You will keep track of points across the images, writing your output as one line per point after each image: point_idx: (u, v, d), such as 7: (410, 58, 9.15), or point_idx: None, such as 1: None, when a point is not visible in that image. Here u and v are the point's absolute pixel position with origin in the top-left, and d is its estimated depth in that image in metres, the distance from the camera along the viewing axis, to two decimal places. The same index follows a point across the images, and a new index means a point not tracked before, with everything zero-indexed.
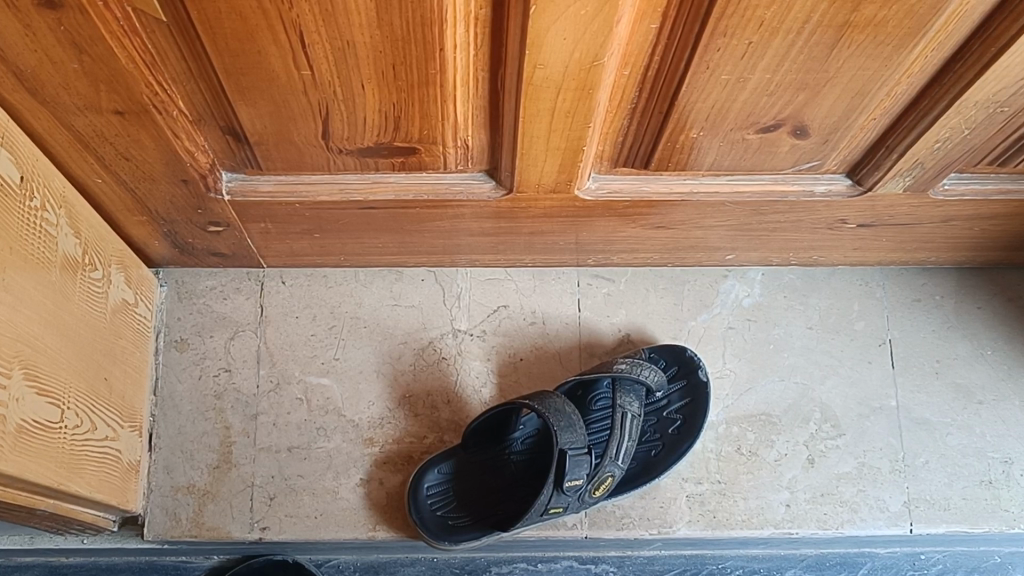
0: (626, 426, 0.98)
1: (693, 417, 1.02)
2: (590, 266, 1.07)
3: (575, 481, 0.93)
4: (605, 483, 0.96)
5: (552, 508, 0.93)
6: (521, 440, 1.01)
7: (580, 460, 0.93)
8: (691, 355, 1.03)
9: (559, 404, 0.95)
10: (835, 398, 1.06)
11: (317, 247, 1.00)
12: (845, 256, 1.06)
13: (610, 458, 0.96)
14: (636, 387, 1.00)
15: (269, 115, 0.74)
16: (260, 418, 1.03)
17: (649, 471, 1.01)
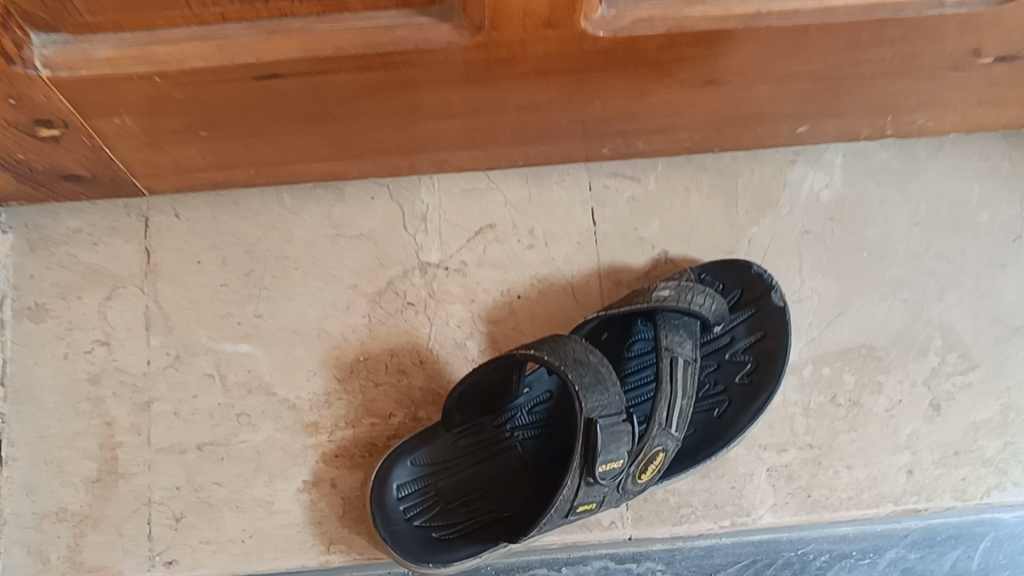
0: (680, 376, 0.67)
1: (770, 357, 0.72)
2: (605, 159, 0.77)
3: (613, 463, 0.63)
4: (656, 460, 0.66)
5: (581, 505, 0.64)
6: (527, 408, 0.71)
7: (618, 432, 0.63)
8: (758, 272, 0.73)
9: (580, 351, 0.65)
10: (961, 318, 0.76)
11: (213, 157, 0.69)
12: (962, 118, 0.75)
13: (661, 425, 0.66)
14: (687, 321, 0.69)
15: None
16: (156, 407, 0.73)
17: (715, 438, 0.71)
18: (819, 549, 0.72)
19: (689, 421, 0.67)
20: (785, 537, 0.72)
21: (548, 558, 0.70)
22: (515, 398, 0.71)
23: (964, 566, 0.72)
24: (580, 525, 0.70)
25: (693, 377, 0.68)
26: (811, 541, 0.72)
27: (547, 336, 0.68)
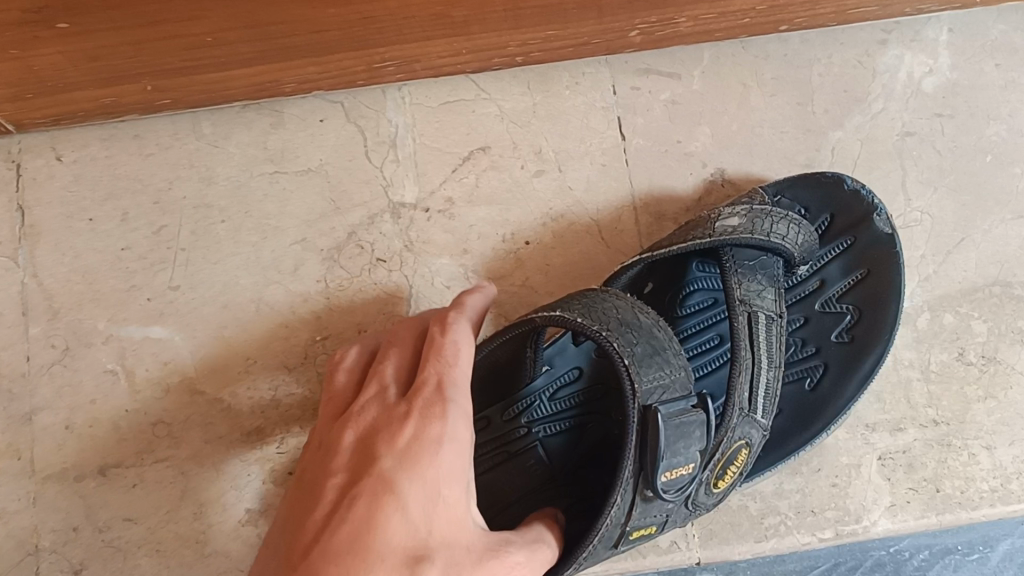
0: (762, 337, 0.48)
1: (876, 303, 0.53)
2: (632, 50, 0.57)
3: (682, 469, 0.44)
4: (738, 460, 0.47)
5: (635, 530, 0.44)
6: (548, 393, 0.52)
7: (686, 424, 0.43)
8: (854, 189, 0.54)
9: (627, 313, 0.45)
10: None
11: (88, 65, 0.49)
12: None
13: (741, 410, 0.46)
14: (765, 260, 0.50)
15: None
16: (40, 419, 0.53)
17: (811, 416, 0.52)
18: (915, 546, 0.54)
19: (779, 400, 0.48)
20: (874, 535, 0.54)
21: None
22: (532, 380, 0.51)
23: None
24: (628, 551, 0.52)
25: (778, 339, 0.49)
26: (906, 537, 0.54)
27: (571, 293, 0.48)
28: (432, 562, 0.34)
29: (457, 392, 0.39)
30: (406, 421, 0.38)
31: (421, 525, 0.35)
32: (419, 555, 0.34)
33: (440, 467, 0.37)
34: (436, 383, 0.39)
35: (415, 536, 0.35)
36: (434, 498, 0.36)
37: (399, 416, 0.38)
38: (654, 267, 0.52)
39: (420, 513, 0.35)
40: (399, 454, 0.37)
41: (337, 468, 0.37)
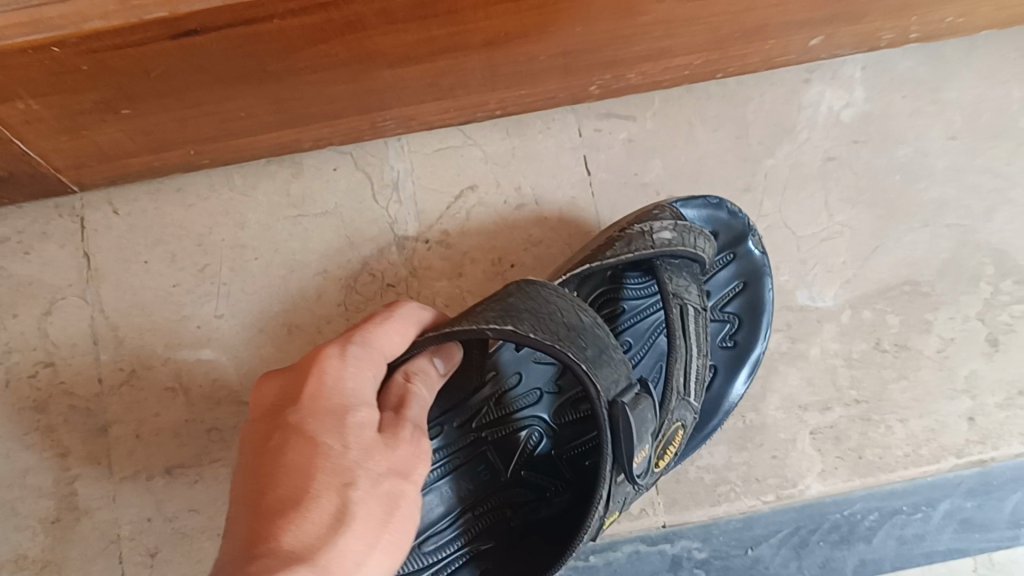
0: (691, 329, 0.58)
1: (754, 313, 0.64)
2: (593, 99, 0.67)
3: (644, 451, 0.51)
4: (677, 440, 0.57)
5: (609, 519, 0.53)
6: (495, 398, 0.58)
7: (647, 409, 0.51)
8: (731, 210, 0.64)
9: (570, 313, 0.50)
10: (1014, 240, 0.67)
11: (142, 137, 0.60)
12: (997, 10, 0.65)
13: (678, 395, 0.57)
14: (688, 265, 0.60)
15: None
16: (114, 431, 0.64)
17: (706, 415, 0.63)
18: (866, 509, 0.63)
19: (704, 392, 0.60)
20: (829, 500, 0.63)
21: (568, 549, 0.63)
22: (479, 389, 0.57)
23: None
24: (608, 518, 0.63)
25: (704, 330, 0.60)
26: (857, 498, 0.63)
27: (504, 287, 0.50)
28: (357, 491, 0.41)
29: (359, 346, 0.45)
30: (309, 372, 0.44)
31: (340, 458, 0.42)
32: (343, 485, 0.41)
33: (346, 403, 0.43)
34: (340, 342, 0.45)
35: (336, 473, 0.41)
36: (347, 430, 0.43)
37: (304, 371, 0.44)
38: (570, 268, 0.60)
39: (335, 446, 0.42)
40: (306, 401, 0.43)
41: (260, 426, 0.44)
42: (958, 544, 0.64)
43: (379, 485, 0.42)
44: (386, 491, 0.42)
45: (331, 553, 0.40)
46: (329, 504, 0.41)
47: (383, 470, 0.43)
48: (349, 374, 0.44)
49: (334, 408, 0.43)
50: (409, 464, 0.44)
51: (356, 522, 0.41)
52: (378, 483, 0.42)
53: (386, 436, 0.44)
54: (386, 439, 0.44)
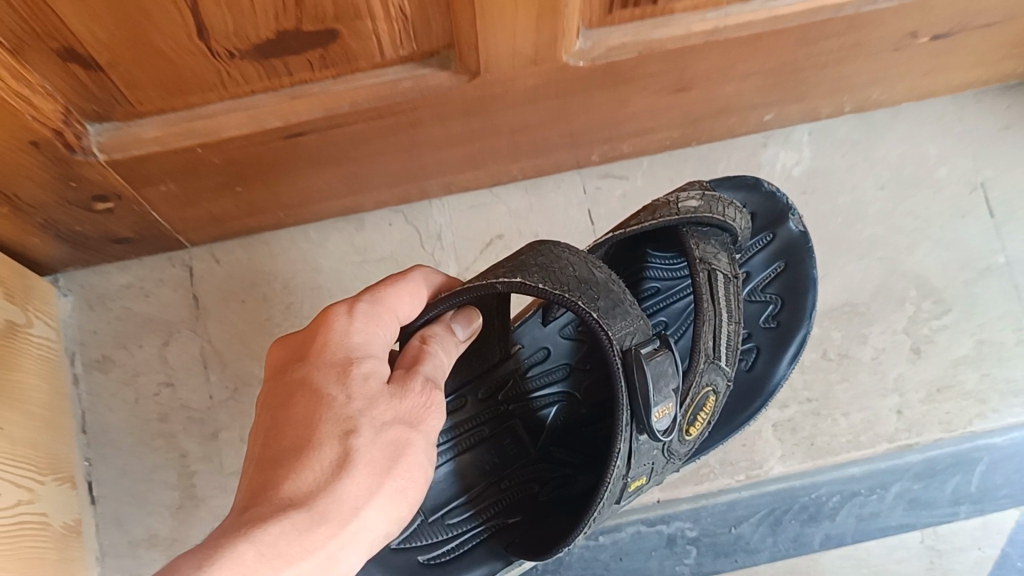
0: (719, 291, 0.68)
1: (795, 297, 0.78)
2: (594, 164, 0.85)
3: (665, 408, 0.60)
4: (709, 404, 0.67)
5: (633, 481, 0.63)
6: (524, 371, 0.72)
7: (665, 367, 0.59)
8: (768, 190, 0.78)
9: (583, 270, 0.60)
10: (932, 268, 0.84)
11: (245, 205, 0.77)
12: (911, 88, 0.83)
13: (707, 356, 0.66)
14: (717, 233, 0.70)
15: (109, 15, 0.51)
16: (222, 435, 0.81)
17: (752, 393, 0.76)
18: (831, 492, 0.82)
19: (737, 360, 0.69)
20: (798, 486, 0.81)
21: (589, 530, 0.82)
22: (503, 363, 0.71)
23: (965, 489, 0.82)
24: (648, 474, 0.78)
25: (729, 295, 0.69)
26: (822, 485, 0.81)
27: (521, 249, 0.62)
28: (358, 437, 0.53)
29: (368, 307, 0.56)
30: (323, 330, 0.55)
31: (344, 407, 0.53)
32: (346, 431, 0.52)
33: (352, 355, 0.54)
34: (349, 305, 0.56)
35: (338, 420, 0.53)
36: (352, 382, 0.54)
37: (319, 330, 0.55)
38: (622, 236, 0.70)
39: (341, 396, 0.53)
40: (320, 354, 0.54)
41: (282, 376, 0.55)
42: (908, 519, 0.82)
43: (380, 431, 0.54)
44: (387, 438, 0.54)
45: (332, 490, 0.51)
46: (332, 446, 0.52)
47: (385, 419, 0.54)
48: (356, 335, 0.55)
49: (340, 363, 0.54)
50: (414, 413, 0.56)
51: (357, 463, 0.52)
52: (378, 430, 0.54)
53: (390, 386, 0.55)
54: (388, 389, 0.55)
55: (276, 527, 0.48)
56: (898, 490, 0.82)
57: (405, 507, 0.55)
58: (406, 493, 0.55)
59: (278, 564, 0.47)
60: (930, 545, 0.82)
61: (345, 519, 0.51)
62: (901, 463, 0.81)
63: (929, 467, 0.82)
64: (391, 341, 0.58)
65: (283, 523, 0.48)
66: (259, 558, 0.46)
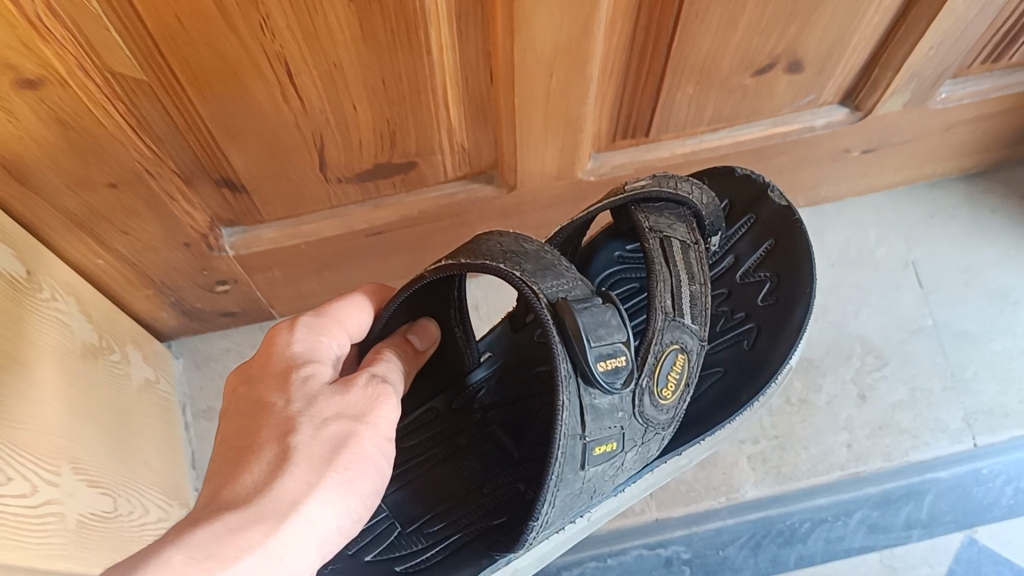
0: (675, 255, 0.73)
1: (786, 268, 0.84)
2: None
3: (611, 357, 0.62)
4: (677, 362, 0.69)
5: (600, 445, 0.64)
6: (495, 378, 0.79)
7: (599, 315, 0.62)
8: (746, 175, 0.88)
9: (512, 245, 0.66)
10: (873, 329, 1.04)
11: (327, 286, 0.98)
12: (852, 188, 1.05)
13: (666, 316, 0.69)
14: (675, 210, 0.77)
15: (263, 157, 0.72)
16: None
17: (756, 367, 0.81)
18: (802, 519, 0.98)
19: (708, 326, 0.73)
20: (774, 513, 0.98)
21: (596, 553, 0.98)
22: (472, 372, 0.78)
23: (916, 515, 0.97)
24: (654, 467, 0.76)
25: (688, 261, 0.74)
26: (794, 513, 0.98)
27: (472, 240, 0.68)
28: (297, 435, 0.59)
29: (307, 322, 0.65)
30: (271, 345, 0.64)
31: (283, 410, 0.60)
32: (285, 432, 0.59)
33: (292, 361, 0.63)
34: (292, 321, 0.65)
35: (280, 422, 0.60)
36: (292, 385, 0.61)
37: (268, 346, 0.64)
38: (581, 229, 0.76)
39: (279, 400, 0.61)
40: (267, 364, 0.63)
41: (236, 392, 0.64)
42: (869, 542, 0.97)
43: (321, 428, 0.60)
44: (327, 433, 0.60)
45: (270, 489, 0.57)
46: (270, 449, 0.59)
47: (326, 415, 0.60)
48: (298, 345, 0.63)
49: (281, 371, 0.62)
50: (360, 408, 0.62)
51: (297, 459, 0.58)
52: (318, 428, 0.59)
53: (332, 383, 0.62)
54: (329, 388, 0.61)
55: (210, 530, 0.53)
56: (860, 516, 0.98)
57: (357, 501, 0.61)
58: (353, 488, 0.60)
59: (210, 565, 0.51)
60: (887, 563, 0.96)
61: (283, 515, 0.56)
62: (861, 492, 0.98)
63: (886, 496, 0.98)
64: (340, 348, 0.66)
65: (216, 527, 0.53)
66: (188, 561, 0.50)
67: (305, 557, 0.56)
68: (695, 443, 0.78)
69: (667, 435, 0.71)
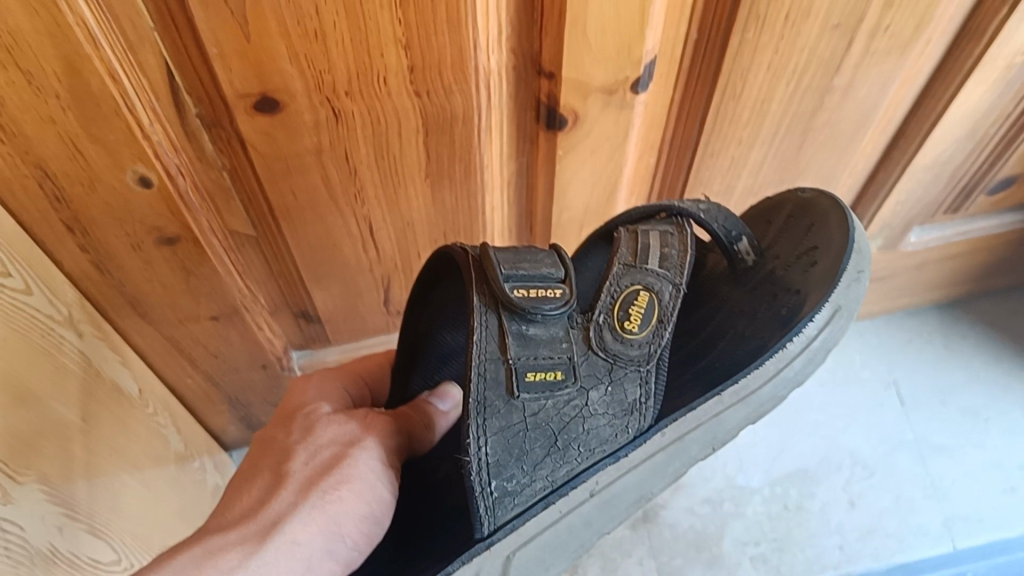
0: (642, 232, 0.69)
1: (826, 232, 0.70)
2: None
3: (530, 288, 0.60)
4: (640, 300, 0.64)
5: (539, 372, 0.60)
6: None
7: (524, 254, 0.62)
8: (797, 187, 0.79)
9: None
10: (860, 443, 1.17)
11: None
12: None
13: (625, 265, 0.65)
14: None
15: (339, 295, 0.86)
16: None
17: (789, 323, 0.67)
18: None
19: (686, 271, 0.66)
20: None
21: None
22: None
23: None
24: (661, 429, 0.64)
25: (662, 242, 0.67)
26: None
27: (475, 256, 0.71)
28: (292, 462, 0.63)
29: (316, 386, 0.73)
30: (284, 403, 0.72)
31: (285, 439, 0.66)
32: (281, 457, 0.64)
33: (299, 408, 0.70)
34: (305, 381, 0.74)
35: (280, 450, 0.65)
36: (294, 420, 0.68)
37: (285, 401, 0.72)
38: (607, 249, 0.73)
39: (282, 433, 0.67)
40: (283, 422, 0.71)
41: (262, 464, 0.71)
42: None
43: (313, 454, 0.64)
44: (321, 457, 0.64)
45: (260, 512, 0.60)
46: (263, 476, 0.63)
47: (321, 443, 0.65)
48: (310, 393, 0.72)
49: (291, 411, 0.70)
50: (355, 435, 0.66)
51: (289, 480, 0.62)
52: (312, 452, 0.64)
53: (333, 416, 0.68)
54: (329, 418, 0.67)
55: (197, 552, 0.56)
56: None
57: (345, 524, 0.62)
58: (345, 509, 0.62)
59: None
60: None
61: (268, 534, 0.58)
62: None
63: None
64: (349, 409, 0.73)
65: (194, 551, 0.55)
66: None
67: (291, 574, 0.58)
68: (713, 399, 0.65)
69: (653, 381, 0.63)
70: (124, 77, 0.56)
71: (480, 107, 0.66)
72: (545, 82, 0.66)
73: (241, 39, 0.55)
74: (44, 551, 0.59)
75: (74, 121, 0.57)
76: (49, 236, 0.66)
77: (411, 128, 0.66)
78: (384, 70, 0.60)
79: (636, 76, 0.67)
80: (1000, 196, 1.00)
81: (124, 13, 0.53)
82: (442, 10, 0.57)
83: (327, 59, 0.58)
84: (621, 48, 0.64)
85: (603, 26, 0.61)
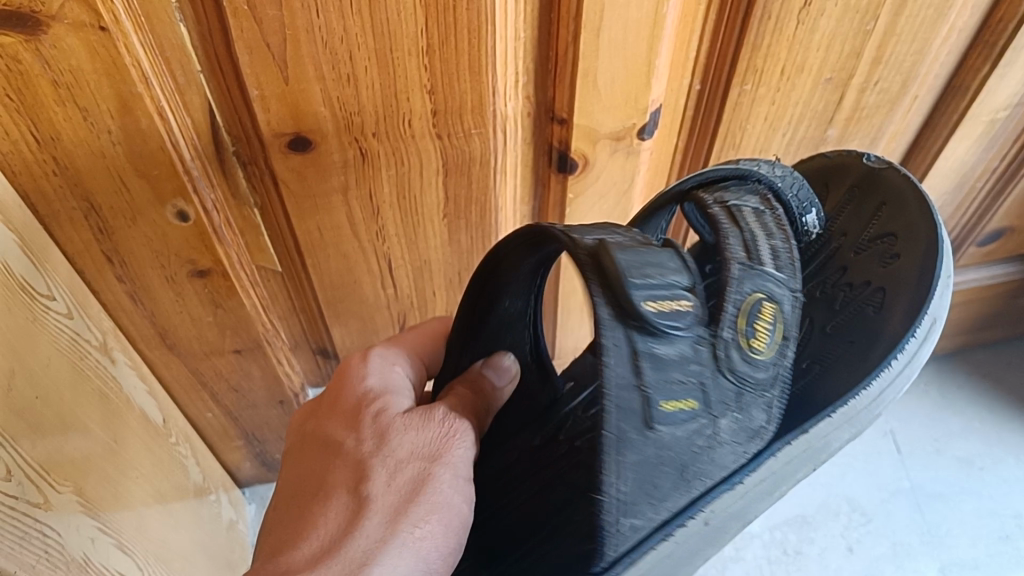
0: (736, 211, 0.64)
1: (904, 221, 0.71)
2: None
3: (664, 300, 0.53)
4: (765, 312, 0.60)
5: (671, 405, 0.54)
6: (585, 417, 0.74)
7: (645, 253, 0.54)
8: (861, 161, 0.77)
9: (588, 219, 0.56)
10: (858, 490, 1.19)
11: None
12: None
13: (742, 265, 0.60)
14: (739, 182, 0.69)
15: (357, 332, 0.90)
16: None
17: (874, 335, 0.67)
18: None
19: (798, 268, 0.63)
20: None
21: None
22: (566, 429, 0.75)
23: None
24: (776, 451, 0.60)
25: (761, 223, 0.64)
26: None
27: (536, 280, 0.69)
28: (370, 483, 0.56)
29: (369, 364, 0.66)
30: (341, 396, 0.64)
31: (354, 452, 0.59)
32: (357, 479, 0.57)
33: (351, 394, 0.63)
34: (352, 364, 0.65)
35: (349, 463, 0.58)
36: (358, 426, 0.60)
37: (340, 388, 0.64)
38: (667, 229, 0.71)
39: (347, 444, 0.60)
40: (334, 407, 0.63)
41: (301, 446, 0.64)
42: None
43: (395, 471, 0.57)
44: (403, 476, 0.57)
45: (342, 547, 0.54)
46: (341, 500, 0.57)
47: (401, 457, 0.58)
48: (367, 378, 0.64)
49: (353, 406, 0.62)
50: (438, 444, 0.59)
51: (371, 506, 0.56)
52: (391, 470, 0.57)
53: (408, 414, 0.61)
54: (403, 420, 0.60)
55: None
56: None
57: (437, 559, 0.55)
58: (435, 541, 0.56)
59: None
60: None
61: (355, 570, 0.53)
62: None
63: None
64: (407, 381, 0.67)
65: None
66: None
67: None
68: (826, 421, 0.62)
69: (773, 403, 0.60)
70: (170, 115, 0.61)
71: (496, 151, 0.71)
72: (558, 128, 0.71)
73: (280, 82, 0.60)
74: (80, 559, 0.62)
75: (122, 156, 0.62)
76: (90, 266, 0.71)
77: (432, 169, 0.70)
78: (410, 113, 0.65)
79: (642, 123, 0.72)
80: (990, 248, 1.05)
81: (175, 57, 0.59)
82: (464, 57, 0.62)
83: (358, 102, 0.63)
84: (629, 98, 0.69)
85: (612, 76, 0.66)
